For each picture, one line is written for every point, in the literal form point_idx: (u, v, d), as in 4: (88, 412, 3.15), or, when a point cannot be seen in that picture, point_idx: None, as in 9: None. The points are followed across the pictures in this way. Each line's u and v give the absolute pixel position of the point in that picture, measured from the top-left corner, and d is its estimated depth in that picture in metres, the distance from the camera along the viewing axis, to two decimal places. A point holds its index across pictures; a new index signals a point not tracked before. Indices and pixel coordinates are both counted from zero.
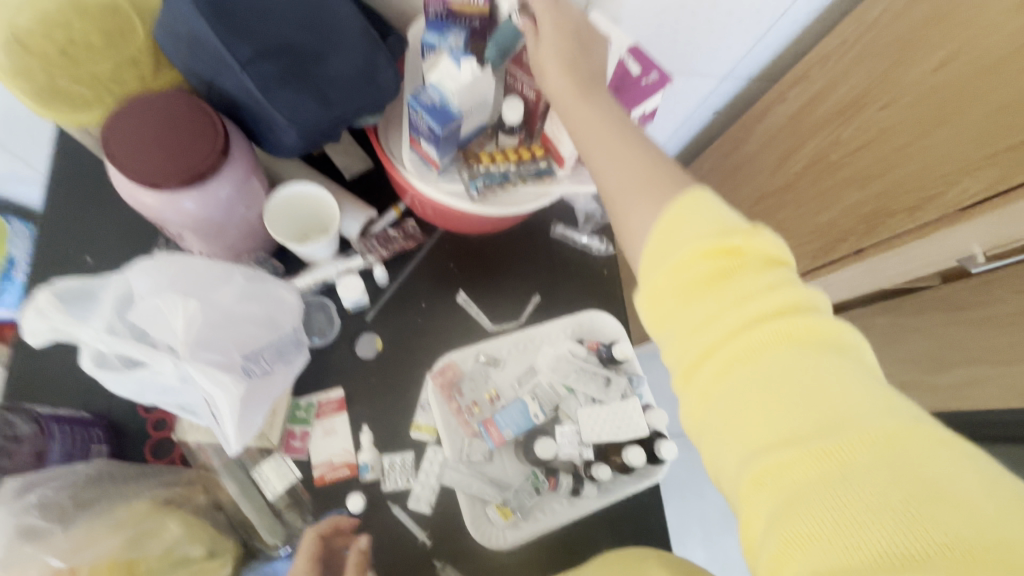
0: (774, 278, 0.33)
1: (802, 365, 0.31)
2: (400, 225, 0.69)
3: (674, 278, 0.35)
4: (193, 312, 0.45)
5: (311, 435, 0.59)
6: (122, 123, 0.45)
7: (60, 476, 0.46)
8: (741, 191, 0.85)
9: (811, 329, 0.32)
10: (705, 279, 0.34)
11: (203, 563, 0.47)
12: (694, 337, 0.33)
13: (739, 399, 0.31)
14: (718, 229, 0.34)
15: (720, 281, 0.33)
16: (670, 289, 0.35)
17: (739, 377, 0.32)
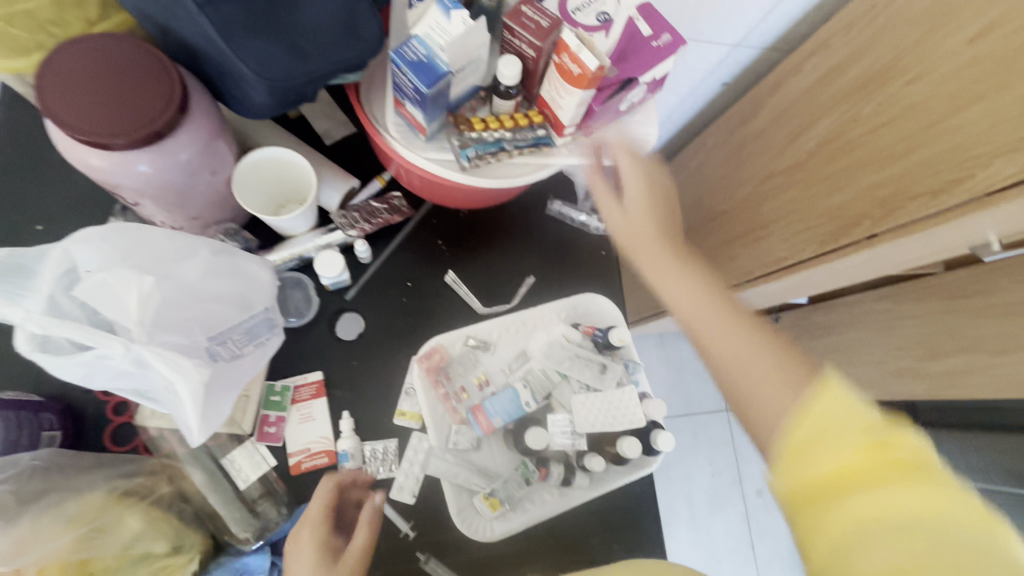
0: (904, 447, 0.32)
1: (938, 545, 0.29)
2: (385, 197, 0.64)
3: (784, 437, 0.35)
4: (149, 289, 0.41)
5: (287, 421, 0.56)
6: (60, 68, 0.38)
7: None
8: (747, 170, 0.80)
9: (941, 485, 0.31)
10: (831, 434, 0.33)
11: (168, 559, 0.44)
12: (812, 487, 0.33)
13: (844, 532, 0.31)
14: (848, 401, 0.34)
15: (853, 438, 0.32)
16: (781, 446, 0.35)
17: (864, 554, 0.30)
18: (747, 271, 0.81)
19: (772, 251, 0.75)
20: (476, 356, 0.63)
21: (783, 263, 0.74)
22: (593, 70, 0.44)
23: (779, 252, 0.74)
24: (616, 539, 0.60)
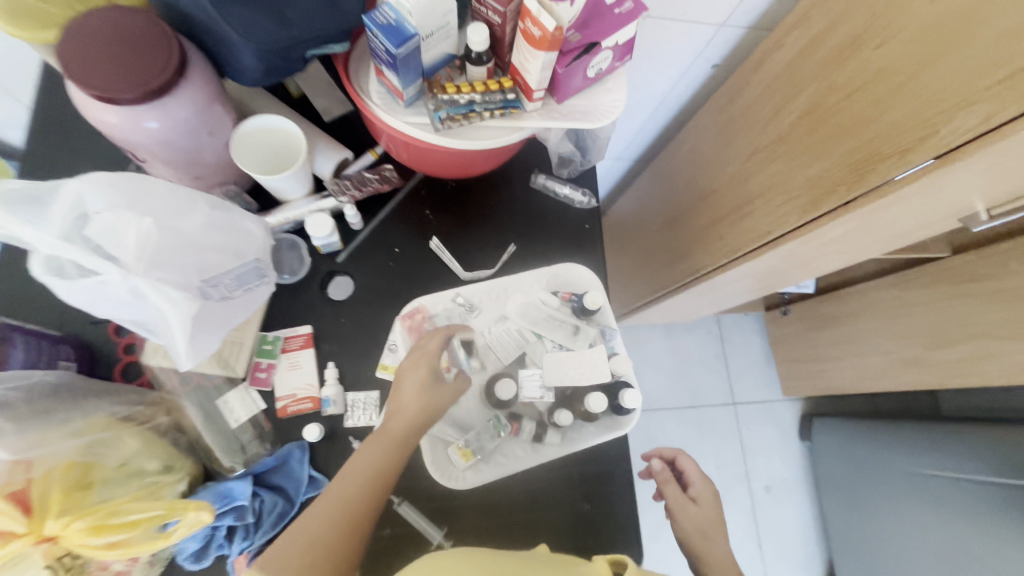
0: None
1: None
2: (376, 168, 0.67)
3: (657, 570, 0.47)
4: (149, 230, 0.45)
5: (276, 368, 0.60)
6: (77, 31, 0.44)
7: (20, 385, 0.46)
8: (734, 149, 0.82)
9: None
10: None
11: (158, 477, 0.50)
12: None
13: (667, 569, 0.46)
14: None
15: None
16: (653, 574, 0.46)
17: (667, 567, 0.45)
18: (735, 247, 0.82)
19: (757, 226, 0.76)
20: (459, 316, 0.65)
21: (766, 237, 0.75)
22: (552, 32, 0.47)
23: (763, 225, 0.75)
24: (586, 497, 0.62)
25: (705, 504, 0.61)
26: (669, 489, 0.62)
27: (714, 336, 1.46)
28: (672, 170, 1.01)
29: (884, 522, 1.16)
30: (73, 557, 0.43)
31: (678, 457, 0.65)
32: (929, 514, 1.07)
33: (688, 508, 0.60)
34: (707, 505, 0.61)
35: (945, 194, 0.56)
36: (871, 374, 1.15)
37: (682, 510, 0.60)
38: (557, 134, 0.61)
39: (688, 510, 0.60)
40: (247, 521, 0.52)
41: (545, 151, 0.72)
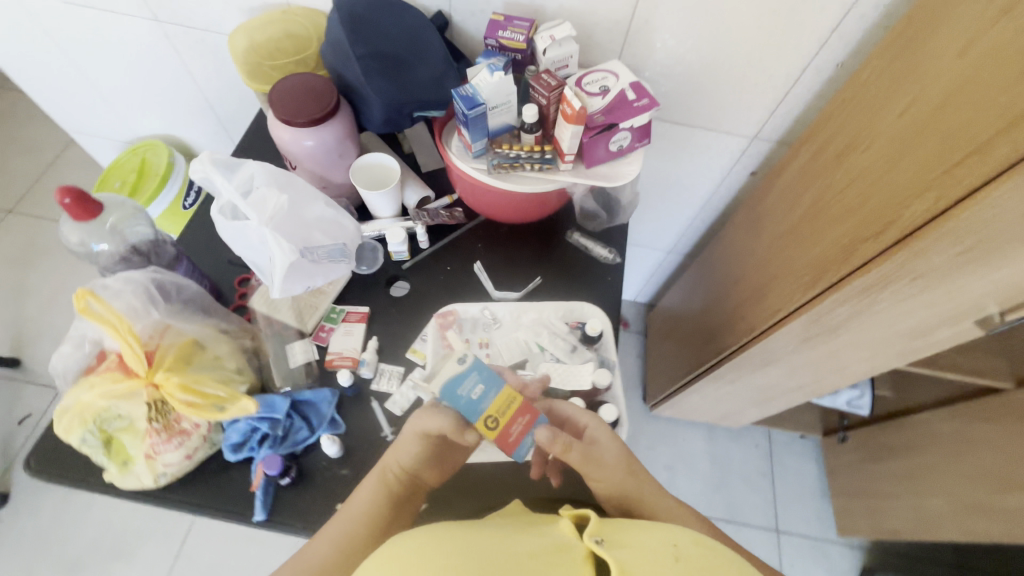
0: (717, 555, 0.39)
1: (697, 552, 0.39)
2: (450, 209, 0.89)
3: (648, 531, 0.41)
4: (282, 205, 0.67)
5: (334, 332, 0.76)
6: (286, 83, 0.72)
7: (171, 284, 0.64)
8: (761, 239, 0.91)
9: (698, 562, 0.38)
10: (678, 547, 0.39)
11: (232, 375, 0.66)
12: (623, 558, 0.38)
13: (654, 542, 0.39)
14: (699, 540, 0.40)
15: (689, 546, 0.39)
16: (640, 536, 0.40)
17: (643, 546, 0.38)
18: (753, 326, 0.89)
19: (770, 305, 0.83)
20: (484, 325, 0.78)
21: (776, 316, 0.81)
22: (579, 110, 0.66)
23: (774, 304, 0.82)
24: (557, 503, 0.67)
25: (608, 442, 0.62)
26: (574, 455, 0.58)
27: (762, 451, 1.38)
28: (712, 262, 1.11)
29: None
30: (164, 404, 0.60)
31: (555, 408, 0.66)
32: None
33: (598, 460, 0.60)
34: (613, 446, 0.62)
35: (939, 285, 0.61)
36: (935, 519, 1.01)
37: (598, 464, 0.60)
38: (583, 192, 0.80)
39: (600, 460, 0.60)
40: (278, 433, 0.66)
41: (571, 207, 0.89)
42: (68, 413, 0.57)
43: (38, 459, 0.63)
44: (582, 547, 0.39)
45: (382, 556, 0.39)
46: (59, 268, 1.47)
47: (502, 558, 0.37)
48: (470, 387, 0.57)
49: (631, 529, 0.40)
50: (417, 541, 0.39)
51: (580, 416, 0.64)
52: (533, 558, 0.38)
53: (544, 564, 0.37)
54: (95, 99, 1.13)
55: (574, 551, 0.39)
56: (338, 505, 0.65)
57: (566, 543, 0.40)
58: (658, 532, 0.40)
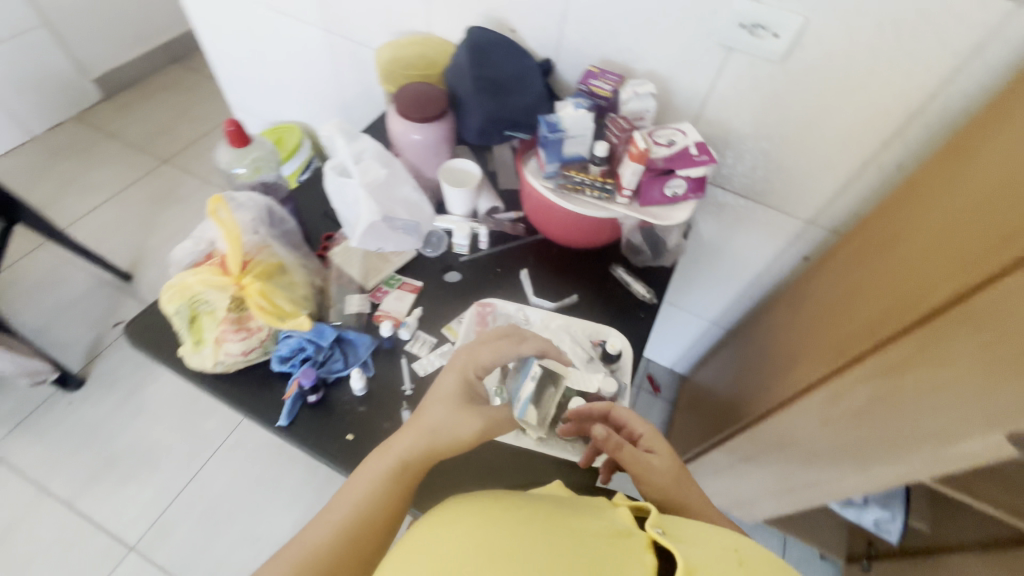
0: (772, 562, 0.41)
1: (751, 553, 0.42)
2: (514, 222, 1.01)
3: (704, 531, 0.44)
4: (378, 176, 0.81)
5: (388, 295, 0.87)
6: (411, 87, 0.89)
7: (277, 215, 0.79)
8: (800, 316, 0.93)
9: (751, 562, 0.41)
10: (733, 547, 0.42)
11: (299, 299, 0.77)
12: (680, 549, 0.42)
13: (709, 541, 0.43)
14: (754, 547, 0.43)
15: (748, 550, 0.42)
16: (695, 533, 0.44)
17: (698, 542, 0.42)
18: (777, 398, 0.89)
19: (796, 379, 0.85)
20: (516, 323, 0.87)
21: (801, 389, 0.82)
22: (642, 151, 0.76)
23: (801, 378, 0.83)
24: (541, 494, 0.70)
25: (663, 451, 0.63)
26: (624, 454, 0.62)
27: None
28: (751, 337, 1.12)
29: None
30: (242, 302, 0.72)
31: (614, 412, 0.68)
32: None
33: (646, 465, 0.62)
34: (664, 455, 0.63)
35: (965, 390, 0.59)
36: None
37: (646, 468, 0.61)
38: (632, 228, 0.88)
39: (648, 465, 0.61)
40: (319, 358, 0.75)
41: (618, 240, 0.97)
42: (173, 288, 0.71)
43: (135, 327, 0.77)
44: (644, 536, 0.44)
45: (466, 507, 0.46)
46: (186, 213, 1.74)
47: (569, 531, 0.43)
48: (525, 388, 0.72)
49: (693, 528, 0.45)
50: (493, 504, 0.46)
51: (634, 423, 0.65)
52: (600, 537, 0.43)
53: (610, 543, 0.42)
54: (261, 85, 1.40)
55: (636, 539, 0.43)
56: (348, 435, 0.72)
57: (630, 532, 0.45)
58: (716, 535, 0.44)
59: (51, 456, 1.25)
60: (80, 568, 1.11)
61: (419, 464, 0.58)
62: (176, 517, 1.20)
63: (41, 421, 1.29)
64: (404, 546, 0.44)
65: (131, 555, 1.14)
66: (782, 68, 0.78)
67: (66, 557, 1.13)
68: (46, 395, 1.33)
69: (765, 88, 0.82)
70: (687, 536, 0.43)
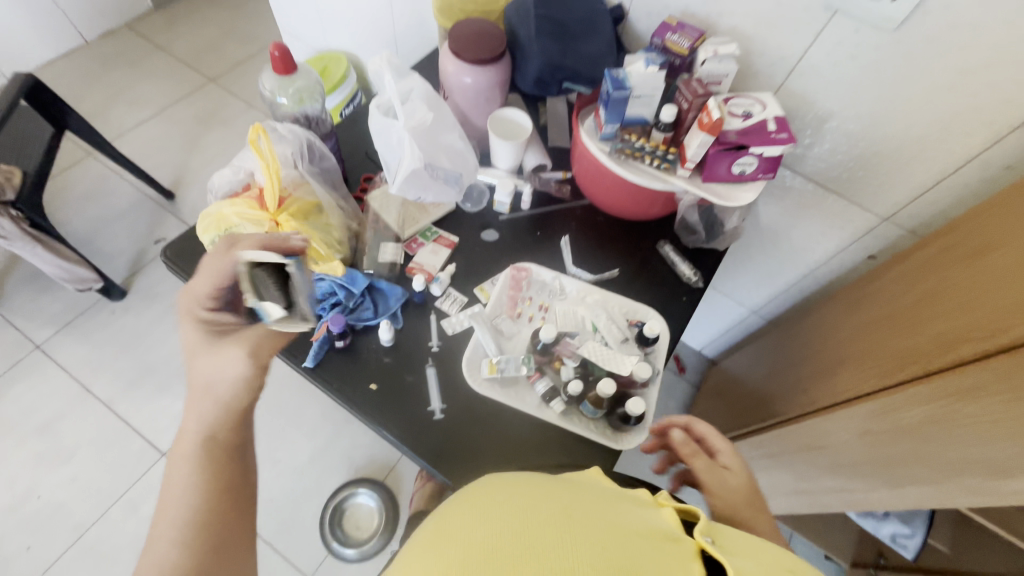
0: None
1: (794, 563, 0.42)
2: (560, 183, 0.95)
3: (747, 538, 0.44)
4: (425, 120, 0.76)
5: (423, 247, 0.84)
6: (468, 24, 0.82)
7: (317, 151, 0.76)
8: (854, 320, 0.86)
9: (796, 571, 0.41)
10: (778, 558, 0.42)
11: (333, 242, 0.75)
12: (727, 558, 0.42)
13: (755, 551, 0.43)
14: (796, 558, 0.43)
15: (790, 559, 0.43)
16: (738, 541, 0.44)
17: (745, 553, 0.42)
18: (812, 401, 0.85)
19: (839, 385, 0.80)
20: (550, 292, 0.83)
21: (842, 397, 0.78)
22: (715, 122, 0.68)
23: (844, 385, 0.79)
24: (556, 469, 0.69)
25: (738, 470, 0.64)
26: (697, 462, 0.64)
27: None
28: (793, 334, 1.06)
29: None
30: None
31: (694, 426, 0.69)
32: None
33: (718, 477, 0.63)
34: (737, 472, 0.64)
35: None
36: None
37: (718, 480, 0.62)
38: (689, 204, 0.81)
39: (721, 477, 0.62)
40: (349, 304, 0.74)
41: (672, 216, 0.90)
42: (210, 218, 0.70)
43: (174, 250, 0.77)
44: (692, 543, 0.43)
45: (510, 489, 0.46)
46: (228, 137, 1.73)
47: (614, 524, 0.42)
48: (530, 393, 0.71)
49: (742, 540, 0.44)
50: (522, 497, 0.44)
51: (713, 438, 0.67)
52: (647, 535, 0.42)
53: (657, 543, 0.41)
54: (310, 8, 1.33)
55: (684, 546, 0.42)
56: (371, 384, 0.72)
57: (677, 537, 0.44)
58: (761, 544, 0.44)
59: (94, 359, 1.32)
60: (116, 465, 1.20)
61: (235, 414, 0.57)
62: None
63: (86, 325, 1.36)
64: (447, 517, 0.44)
65: (162, 460, 1.21)
66: (892, 37, 0.68)
67: (105, 453, 1.21)
68: (91, 300, 1.39)
69: (867, 60, 0.71)
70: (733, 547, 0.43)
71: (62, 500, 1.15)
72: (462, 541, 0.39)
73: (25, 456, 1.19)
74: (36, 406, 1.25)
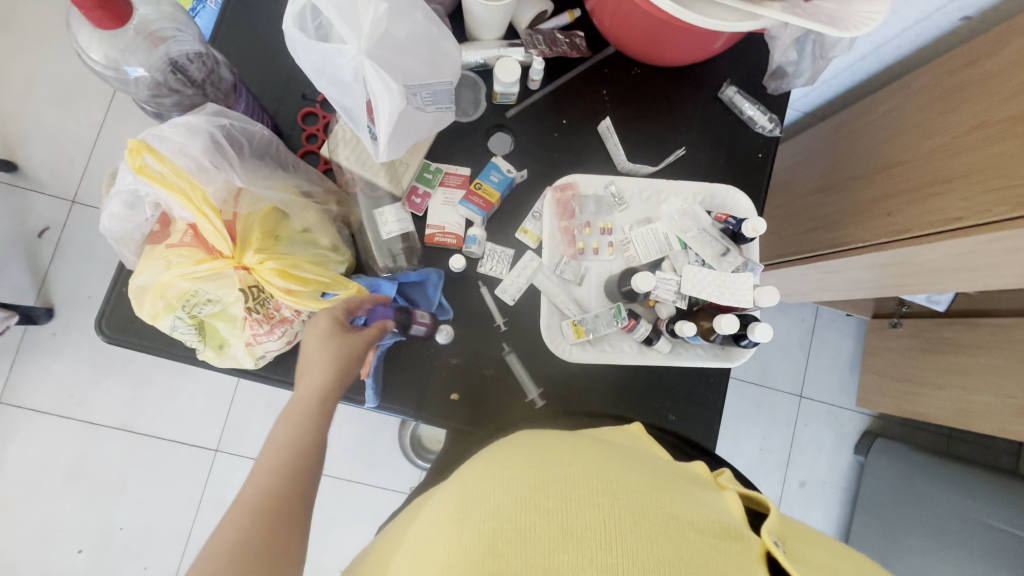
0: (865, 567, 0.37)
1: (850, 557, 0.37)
2: (569, 32, 0.66)
3: (813, 539, 0.37)
4: (381, 17, 0.46)
5: (431, 198, 0.63)
6: None
7: (233, 134, 0.48)
8: (953, 118, 0.71)
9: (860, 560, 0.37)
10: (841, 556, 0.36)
11: (328, 253, 0.53)
12: (791, 542, 0.36)
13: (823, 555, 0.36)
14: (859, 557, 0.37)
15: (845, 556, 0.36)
16: (820, 551, 0.36)
17: (812, 551, 0.36)
18: (904, 227, 0.73)
19: (945, 208, 0.68)
20: (608, 206, 0.65)
21: (948, 226, 0.67)
22: None
23: (956, 209, 0.66)
24: (674, 410, 0.64)
25: None
26: None
27: (806, 324, 1.35)
28: (850, 135, 0.90)
29: (907, 562, 1.07)
30: (260, 291, 0.49)
31: None
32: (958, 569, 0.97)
33: None
34: None
35: None
36: (971, 413, 1.02)
37: None
38: (789, 37, 0.59)
39: None
40: None
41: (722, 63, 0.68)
42: (149, 293, 0.47)
43: (111, 327, 0.54)
44: (757, 541, 0.35)
45: (549, 451, 0.38)
46: (24, 48, 1.17)
47: (661, 498, 0.35)
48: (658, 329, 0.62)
49: (817, 545, 0.36)
50: (554, 458, 0.36)
51: None
52: (697, 530, 0.33)
53: (712, 544, 0.33)
54: None
55: (749, 545, 0.34)
56: (452, 395, 0.61)
57: (739, 532, 0.35)
58: (822, 541, 0.38)
59: (73, 390, 1.14)
60: (173, 476, 1.15)
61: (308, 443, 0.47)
62: (243, 416, 1.18)
63: (35, 359, 1.14)
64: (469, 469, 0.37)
65: (219, 456, 1.16)
66: None
67: (156, 470, 1.15)
68: (19, 331, 1.13)
69: None
70: (796, 546, 0.35)
71: (144, 523, 1.13)
72: (476, 511, 0.33)
73: (75, 502, 1.12)
74: (49, 455, 1.12)
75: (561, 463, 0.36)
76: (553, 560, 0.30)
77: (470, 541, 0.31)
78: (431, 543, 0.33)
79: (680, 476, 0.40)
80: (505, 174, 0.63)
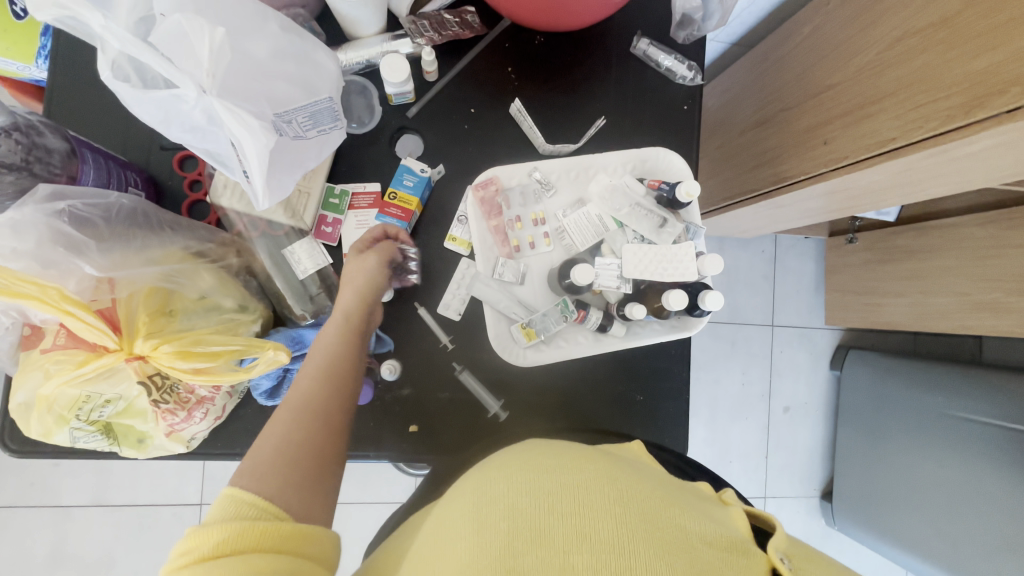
0: None
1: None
2: (458, 9, 0.59)
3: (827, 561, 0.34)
4: (221, 42, 0.38)
5: (343, 224, 0.57)
6: None
7: (80, 215, 0.43)
8: (876, 31, 0.68)
9: None
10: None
11: (235, 314, 0.49)
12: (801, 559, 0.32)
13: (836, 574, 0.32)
14: None
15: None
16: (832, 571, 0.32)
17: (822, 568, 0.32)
18: (842, 154, 0.71)
19: (878, 129, 0.65)
20: (535, 194, 0.61)
21: (880, 147, 0.64)
22: None
23: (887, 129, 0.64)
24: (641, 389, 0.62)
25: None
26: None
27: (767, 255, 1.34)
28: (779, 63, 0.86)
29: (892, 462, 1.12)
30: (165, 377, 0.44)
31: None
32: (936, 462, 1.02)
33: None
34: None
35: None
36: (933, 314, 1.05)
37: None
38: None
39: None
40: None
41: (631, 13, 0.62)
42: (34, 410, 0.42)
43: (16, 440, 0.49)
44: (762, 556, 0.32)
45: (554, 457, 0.35)
46: None
47: (677, 510, 0.33)
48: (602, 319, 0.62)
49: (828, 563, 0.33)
50: (559, 464, 0.34)
51: None
52: (708, 543, 0.31)
53: (722, 557, 0.30)
54: None
55: (752, 559, 0.31)
56: (411, 428, 0.58)
57: (742, 545, 0.32)
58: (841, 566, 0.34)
59: (33, 477, 1.08)
60: (162, 538, 1.11)
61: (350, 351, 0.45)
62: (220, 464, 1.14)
63: None
64: (483, 475, 0.35)
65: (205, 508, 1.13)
66: None
67: (143, 537, 1.10)
68: None
69: None
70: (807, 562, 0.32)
71: None
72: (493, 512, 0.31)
73: None
74: (25, 547, 1.07)
75: (575, 466, 0.34)
76: (569, 561, 0.29)
77: (490, 537, 0.30)
78: (448, 543, 0.31)
79: (687, 491, 0.39)
80: (420, 175, 0.58)
